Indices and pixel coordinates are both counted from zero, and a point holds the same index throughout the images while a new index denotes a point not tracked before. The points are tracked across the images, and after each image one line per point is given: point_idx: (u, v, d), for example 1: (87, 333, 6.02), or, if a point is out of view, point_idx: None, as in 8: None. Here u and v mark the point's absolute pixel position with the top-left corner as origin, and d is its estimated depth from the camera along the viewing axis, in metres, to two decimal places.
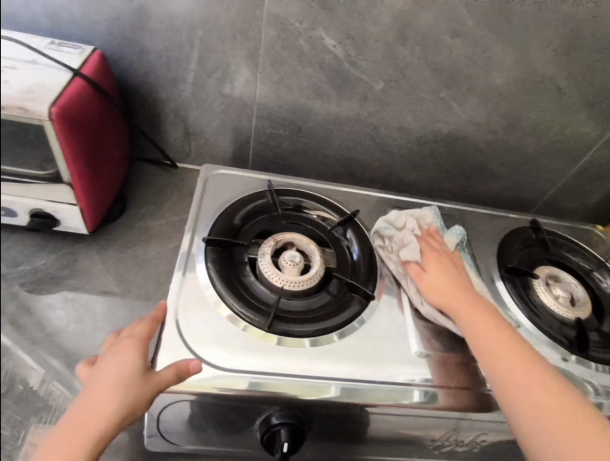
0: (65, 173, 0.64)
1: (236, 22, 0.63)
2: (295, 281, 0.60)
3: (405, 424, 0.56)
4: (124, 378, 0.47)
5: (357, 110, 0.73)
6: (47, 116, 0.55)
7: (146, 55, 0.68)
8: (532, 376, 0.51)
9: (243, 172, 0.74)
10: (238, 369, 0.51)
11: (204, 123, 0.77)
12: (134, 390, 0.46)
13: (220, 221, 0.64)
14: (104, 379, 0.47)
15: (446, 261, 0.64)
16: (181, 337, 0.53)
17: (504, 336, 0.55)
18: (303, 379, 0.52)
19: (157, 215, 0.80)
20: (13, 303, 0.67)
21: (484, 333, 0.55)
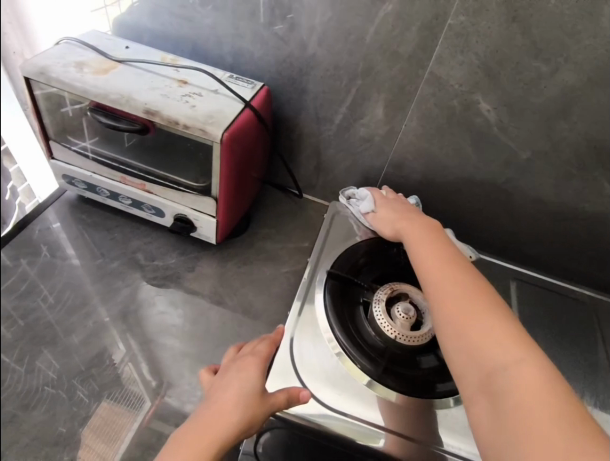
0: (214, 188, 0.71)
1: (396, 78, 0.67)
2: (404, 334, 0.59)
3: None
4: (247, 392, 0.49)
5: (494, 174, 0.72)
6: (218, 140, 0.63)
7: (304, 96, 0.75)
8: (500, 337, 0.47)
9: None
10: (340, 408, 0.53)
11: (337, 162, 0.82)
12: (255, 406, 0.48)
13: (341, 259, 0.68)
14: (227, 390, 0.50)
15: (405, 219, 0.66)
16: (292, 362, 0.57)
17: (473, 296, 0.51)
18: (402, 438, 0.52)
19: (274, 239, 0.84)
20: (144, 292, 0.75)
21: (444, 289, 0.53)
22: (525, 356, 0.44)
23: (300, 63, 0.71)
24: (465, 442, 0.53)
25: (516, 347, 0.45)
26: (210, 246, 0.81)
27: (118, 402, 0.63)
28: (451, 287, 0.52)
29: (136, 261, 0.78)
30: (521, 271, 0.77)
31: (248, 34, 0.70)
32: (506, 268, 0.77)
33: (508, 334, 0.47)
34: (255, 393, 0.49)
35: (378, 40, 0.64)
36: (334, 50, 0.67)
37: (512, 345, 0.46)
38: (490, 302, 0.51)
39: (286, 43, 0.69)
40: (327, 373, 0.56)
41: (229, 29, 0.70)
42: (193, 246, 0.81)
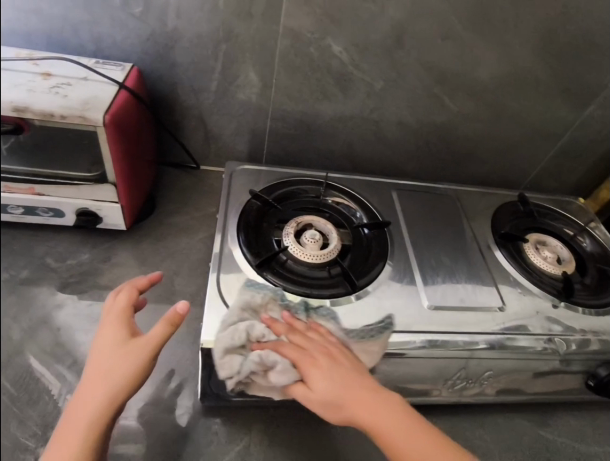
0: (110, 174, 0.72)
1: (256, 36, 0.73)
2: (316, 253, 0.68)
3: (425, 369, 0.62)
4: (118, 347, 0.53)
5: (359, 107, 0.83)
6: (99, 121, 0.64)
7: (175, 68, 0.77)
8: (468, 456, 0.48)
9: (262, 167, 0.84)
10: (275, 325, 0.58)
11: (223, 127, 0.87)
12: (129, 353, 0.53)
13: (248, 206, 0.74)
14: (108, 352, 0.53)
15: (313, 364, 0.53)
16: (221, 296, 0.60)
17: (399, 427, 0.49)
18: (332, 332, 0.59)
19: (182, 211, 0.88)
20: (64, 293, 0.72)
21: (371, 412, 0.50)
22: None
23: (162, 37, 0.73)
24: (377, 319, 0.62)
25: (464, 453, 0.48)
26: (121, 234, 0.82)
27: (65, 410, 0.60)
28: (365, 404, 0.50)
29: (46, 265, 0.75)
30: (400, 183, 0.89)
31: (101, 15, 0.70)
32: (389, 183, 0.88)
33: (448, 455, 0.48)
34: (126, 345, 0.54)
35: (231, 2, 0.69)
36: (192, 19, 0.71)
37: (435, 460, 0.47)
38: (404, 409, 0.51)
39: (143, 18, 0.70)
40: None
41: (79, 11, 0.69)
42: (103, 237, 0.80)
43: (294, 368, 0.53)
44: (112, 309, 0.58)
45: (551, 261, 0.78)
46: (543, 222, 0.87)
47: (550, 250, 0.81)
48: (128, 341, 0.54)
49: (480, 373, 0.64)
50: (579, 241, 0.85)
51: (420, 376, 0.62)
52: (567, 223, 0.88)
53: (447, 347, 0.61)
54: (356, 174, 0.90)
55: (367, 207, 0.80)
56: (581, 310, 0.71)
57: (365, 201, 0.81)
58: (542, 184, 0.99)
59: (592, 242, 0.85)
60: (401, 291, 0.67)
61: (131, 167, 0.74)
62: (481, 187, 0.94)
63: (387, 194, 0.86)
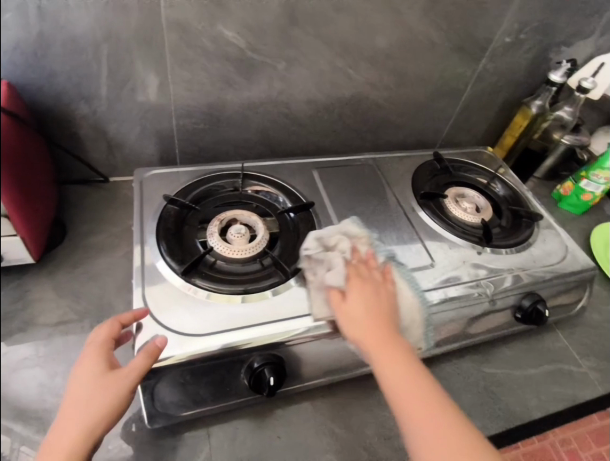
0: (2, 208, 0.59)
1: (142, 27, 0.67)
2: (245, 248, 0.66)
3: None
4: (95, 383, 0.50)
5: (266, 92, 0.81)
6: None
7: (59, 75, 0.69)
8: (399, 396, 0.50)
9: (174, 169, 0.79)
10: (212, 334, 0.56)
11: (125, 131, 0.80)
12: (111, 392, 0.49)
13: (165, 215, 0.70)
14: (88, 391, 0.49)
15: (359, 281, 0.59)
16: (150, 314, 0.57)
17: (400, 364, 0.52)
18: (272, 326, 0.58)
19: (99, 230, 0.82)
20: None
21: (382, 341, 0.54)
22: (426, 400, 0.49)
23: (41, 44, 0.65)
24: None
25: (419, 385, 0.50)
26: (29, 268, 0.73)
27: None
28: (373, 327, 0.55)
29: None
30: (319, 160, 0.88)
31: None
32: (308, 161, 0.87)
33: (434, 397, 0.49)
34: (105, 381, 0.50)
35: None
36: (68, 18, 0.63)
37: (425, 404, 0.49)
38: (396, 342, 0.54)
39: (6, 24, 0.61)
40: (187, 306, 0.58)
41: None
42: (9, 275, 0.71)
43: (360, 291, 0.58)
44: (90, 345, 0.53)
45: (471, 211, 0.82)
46: (459, 176, 0.91)
47: (468, 201, 0.85)
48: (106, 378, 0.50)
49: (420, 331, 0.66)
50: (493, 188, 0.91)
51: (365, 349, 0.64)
52: (480, 173, 0.93)
53: None
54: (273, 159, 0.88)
55: (288, 191, 0.78)
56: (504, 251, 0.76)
57: (287, 185, 0.80)
58: (455, 139, 1.04)
59: (503, 187, 0.91)
60: None
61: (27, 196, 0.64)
62: (396, 151, 0.96)
63: (308, 172, 0.85)
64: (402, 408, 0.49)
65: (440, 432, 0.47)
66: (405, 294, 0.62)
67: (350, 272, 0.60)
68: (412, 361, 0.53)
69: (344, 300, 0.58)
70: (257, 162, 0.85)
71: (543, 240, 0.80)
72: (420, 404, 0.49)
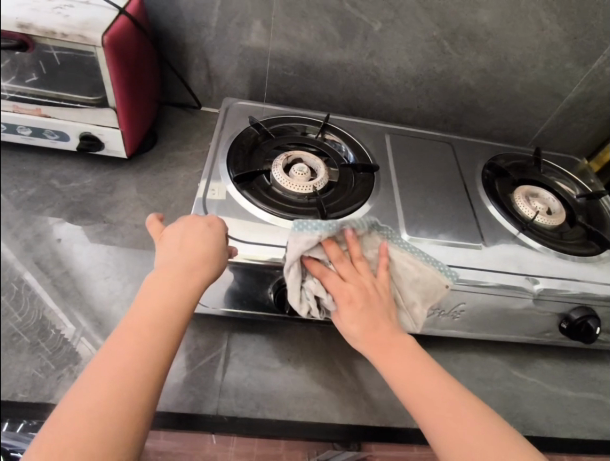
0: (111, 98, 0.67)
1: (497, 22, 0.72)
2: (540, 212, 0.69)
3: None
4: (371, 306, 0.49)
5: (450, 220, 0.63)
6: (101, 45, 0.59)
7: (385, 65, 0.79)
8: (416, 379, 0.44)
9: (506, 146, 0.81)
10: (405, 207, 0.63)
11: (457, 50, 0.76)
12: (365, 282, 0.49)
13: (500, 158, 0.76)
14: (356, 281, 0.49)
15: (361, 287, 0.49)
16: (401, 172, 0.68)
17: (388, 341, 0.47)
18: (480, 253, 0.60)
19: (401, 115, 0.87)
20: (284, 114, 0.75)
21: (378, 342, 0.47)
22: (411, 351, 0.47)
23: (378, 44, 0.76)
24: (519, 270, 0.59)
25: (418, 358, 0.46)
26: (349, 97, 0.84)
27: (113, 263, 0.66)
28: (375, 328, 0.48)
29: (289, 104, 0.86)
30: None
31: (316, 43, 0.76)
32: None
33: (435, 375, 0.45)
34: (178, 224, 0.50)
35: (465, 23, 0.72)
36: (416, 36, 0.74)
37: (446, 387, 0.43)
38: (379, 319, 0.48)
39: (367, 23, 0.73)
40: (448, 195, 0.67)
41: (293, 33, 0.75)
42: (288, 112, 0.75)
43: (340, 286, 0.49)
44: (353, 286, 0.49)
45: (561, 245, 0.64)
46: (598, 230, 0.68)
47: (568, 242, 0.66)
48: (199, 230, 0.49)
49: (450, 303, 0.58)
50: None
51: None
52: None
53: (479, 280, 0.57)
54: (571, 179, 0.77)
55: (600, 206, 0.73)
56: (573, 292, 0.58)
57: (601, 201, 0.73)
58: None
59: None
60: (572, 271, 0.61)
61: (133, 94, 0.69)
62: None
63: (599, 216, 0.71)
64: (400, 378, 0.44)
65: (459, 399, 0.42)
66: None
67: (338, 265, 0.50)
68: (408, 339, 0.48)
69: (349, 311, 0.48)
70: (570, 174, 0.78)
71: (587, 406, 0.61)
72: (439, 390, 0.43)
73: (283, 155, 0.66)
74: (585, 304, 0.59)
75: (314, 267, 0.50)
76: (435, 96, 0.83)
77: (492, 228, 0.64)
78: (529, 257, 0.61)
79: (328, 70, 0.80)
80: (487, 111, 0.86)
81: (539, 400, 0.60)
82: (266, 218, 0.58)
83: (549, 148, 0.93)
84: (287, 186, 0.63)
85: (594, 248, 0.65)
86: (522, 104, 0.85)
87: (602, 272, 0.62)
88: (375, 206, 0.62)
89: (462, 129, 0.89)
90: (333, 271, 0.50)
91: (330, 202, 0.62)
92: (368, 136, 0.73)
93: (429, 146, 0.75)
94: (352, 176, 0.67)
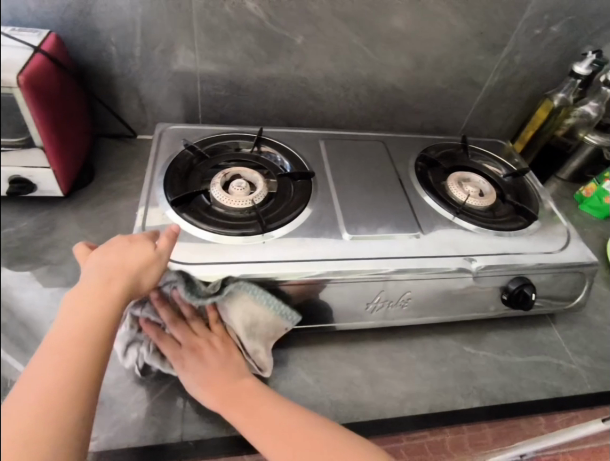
0: (38, 139, 0.64)
1: (410, 25, 0.77)
2: (472, 195, 0.73)
3: (359, 285, 0.59)
4: (229, 373, 0.54)
5: (388, 214, 0.66)
6: (18, 87, 0.56)
7: (313, 75, 0.82)
8: (277, 434, 0.48)
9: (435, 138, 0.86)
10: (344, 208, 0.66)
11: (378, 54, 0.80)
12: (199, 341, 0.56)
13: (431, 149, 0.80)
14: (192, 364, 0.54)
15: (199, 351, 0.55)
16: (338, 175, 0.71)
17: (248, 402, 0.51)
18: (419, 241, 0.63)
19: (335, 120, 0.90)
20: (219, 132, 0.77)
21: (247, 416, 0.50)
22: (267, 402, 0.51)
23: (303, 57, 0.79)
24: (456, 253, 0.63)
25: (282, 422, 0.49)
26: (282, 109, 0.86)
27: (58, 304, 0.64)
28: (224, 386, 0.53)
29: (225, 122, 0.87)
30: (546, 195, 0.78)
31: (242, 61, 0.78)
32: (534, 184, 0.80)
33: (301, 419, 0.50)
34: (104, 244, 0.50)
35: (381, 29, 0.77)
36: (337, 45, 0.78)
37: (315, 436, 0.48)
38: (238, 394, 0.52)
39: (289, 37, 0.75)
40: (385, 191, 0.70)
41: (219, 54, 0.76)
42: (223, 130, 0.77)
43: (167, 341, 0.55)
44: (187, 347, 0.55)
45: (493, 223, 0.69)
46: (525, 205, 0.73)
47: (500, 219, 0.70)
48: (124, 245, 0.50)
49: (397, 293, 0.60)
50: (550, 238, 0.69)
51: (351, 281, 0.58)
52: (551, 232, 0.70)
53: (420, 267, 0.60)
54: (498, 161, 0.82)
55: (525, 183, 0.78)
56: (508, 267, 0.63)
57: (525, 179, 0.79)
58: None
59: (551, 237, 0.69)
60: (504, 247, 0.65)
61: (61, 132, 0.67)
62: (538, 186, 0.79)
63: (526, 192, 0.77)
64: (262, 432, 0.49)
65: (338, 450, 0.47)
66: (552, 289, 0.67)
67: (163, 336, 0.55)
68: (267, 393, 0.53)
69: (184, 369, 0.54)
70: (496, 157, 0.83)
71: (536, 370, 0.65)
72: (307, 435, 0.48)
73: (221, 174, 0.68)
74: (522, 275, 0.63)
75: (149, 331, 0.55)
76: (365, 99, 0.87)
77: (430, 217, 0.67)
78: (465, 238, 0.65)
79: (259, 85, 0.82)
80: (415, 107, 0.91)
81: (493, 372, 0.63)
82: (209, 237, 0.58)
83: (478, 134, 0.99)
84: (228, 203, 0.64)
85: (523, 222, 0.70)
86: (446, 97, 0.90)
87: (532, 244, 0.67)
88: (316, 211, 0.64)
89: (395, 127, 0.94)
90: (169, 334, 0.56)
91: (271, 213, 0.63)
92: (303, 144, 0.76)
93: (362, 147, 0.78)
94: (290, 185, 0.68)
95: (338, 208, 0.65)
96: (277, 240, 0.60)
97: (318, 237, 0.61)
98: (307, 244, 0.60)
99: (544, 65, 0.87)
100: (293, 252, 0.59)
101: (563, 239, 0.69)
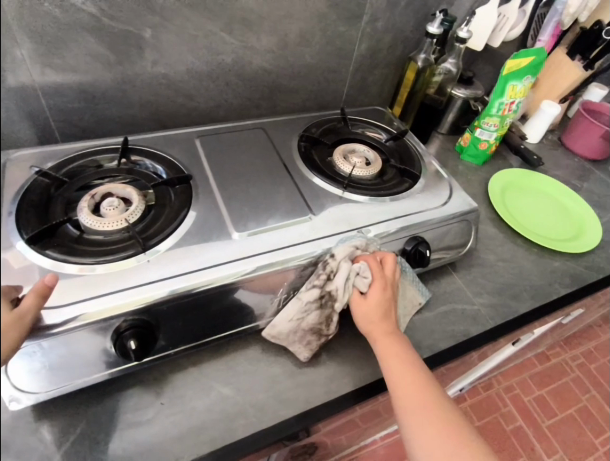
0: None
1: (264, 5, 0.74)
2: (358, 165, 0.74)
3: (260, 282, 0.57)
4: (386, 327, 0.58)
5: (277, 203, 0.64)
6: None
7: (176, 70, 0.76)
8: (410, 387, 0.54)
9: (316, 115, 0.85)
10: (230, 206, 0.63)
11: (238, 38, 0.76)
12: (382, 287, 0.59)
13: (312, 127, 0.80)
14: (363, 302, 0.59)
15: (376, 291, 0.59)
16: (221, 171, 0.68)
17: (386, 337, 0.58)
18: (312, 223, 0.62)
19: (212, 113, 0.86)
20: (80, 148, 0.68)
21: (385, 346, 0.57)
22: (416, 377, 0.55)
23: (158, 52, 0.72)
24: (350, 227, 0.63)
25: (423, 387, 0.54)
26: (152, 111, 0.80)
27: None
28: (380, 321, 0.58)
29: (90, 135, 0.78)
30: (426, 152, 0.81)
31: (88, 66, 0.69)
32: (414, 143, 0.83)
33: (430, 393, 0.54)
34: None
35: (235, 12, 0.73)
36: (192, 34, 0.72)
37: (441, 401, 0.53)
38: (389, 318, 0.59)
39: (136, 32, 0.68)
40: (272, 179, 0.68)
41: (57, 61, 0.67)
42: (83, 146, 0.68)
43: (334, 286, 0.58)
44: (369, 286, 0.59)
45: (381, 190, 0.70)
46: (408, 166, 0.76)
47: (387, 184, 0.72)
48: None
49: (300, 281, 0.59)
50: (434, 193, 0.72)
51: (250, 280, 0.56)
52: (434, 187, 0.73)
53: (317, 249, 0.59)
54: (378, 128, 0.84)
55: (406, 145, 0.81)
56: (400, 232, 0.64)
57: (405, 141, 0.82)
58: (521, 197, 0.93)
59: (435, 192, 0.72)
60: (394, 211, 0.67)
61: None
62: (418, 144, 0.83)
63: (408, 153, 0.80)
64: (399, 382, 0.54)
65: (434, 412, 0.52)
66: (444, 241, 0.71)
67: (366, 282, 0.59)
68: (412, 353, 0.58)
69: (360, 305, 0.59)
70: (377, 124, 0.85)
71: (443, 319, 0.69)
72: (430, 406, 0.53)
73: (86, 196, 0.60)
74: (414, 235, 0.66)
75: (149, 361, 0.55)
76: (238, 87, 0.84)
77: (319, 196, 0.67)
78: (357, 210, 0.66)
79: (116, 90, 0.74)
80: (292, 87, 0.89)
81: (405, 332, 0.66)
82: (83, 270, 0.52)
83: (359, 104, 1.01)
84: (100, 227, 0.57)
85: (408, 183, 0.73)
86: (320, 73, 0.89)
87: (419, 202, 0.70)
88: (201, 215, 0.61)
89: (276, 110, 0.92)
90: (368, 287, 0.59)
91: (152, 228, 0.58)
92: (178, 146, 0.71)
93: (242, 137, 0.75)
94: (170, 192, 0.64)
95: (225, 207, 0.62)
96: (163, 255, 0.55)
97: (207, 243, 0.58)
98: (196, 252, 0.56)
99: (402, 28, 0.90)
100: (182, 265, 0.54)
101: (445, 191, 0.73)
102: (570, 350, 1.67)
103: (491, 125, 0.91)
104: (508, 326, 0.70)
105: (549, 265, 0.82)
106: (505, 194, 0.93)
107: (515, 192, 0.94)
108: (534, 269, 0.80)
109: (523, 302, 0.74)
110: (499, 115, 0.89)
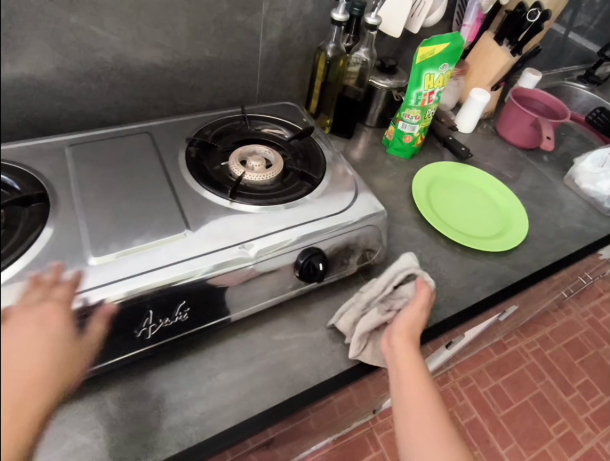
0: None
1: None
2: (253, 170, 0.67)
3: (121, 312, 0.50)
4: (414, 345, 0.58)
5: (149, 219, 0.57)
6: None
7: (42, 70, 0.66)
8: (407, 388, 0.56)
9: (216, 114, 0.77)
10: (93, 224, 0.55)
11: (113, 31, 0.68)
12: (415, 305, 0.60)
13: (208, 129, 0.72)
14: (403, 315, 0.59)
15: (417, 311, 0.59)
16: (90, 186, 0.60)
17: (415, 369, 0.57)
18: (188, 240, 0.56)
19: (102, 116, 0.77)
20: None
21: (407, 375, 0.56)
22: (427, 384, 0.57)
23: None
24: (233, 242, 0.57)
25: (430, 396, 0.56)
26: (23, 118, 0.69)
27: None
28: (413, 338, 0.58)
29: None
30: (335, 150, 0.75)
31: None
32: (324, 141, 0.76)
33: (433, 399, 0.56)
34: None
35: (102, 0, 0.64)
36: (54, 30, 0.63)
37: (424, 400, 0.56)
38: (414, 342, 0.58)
39: None
40: (150, 191, 0.61)
41: None
42: None
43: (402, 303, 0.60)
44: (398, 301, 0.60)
45: (275, 196, 0.64)
46: (311, 167, 0.70)
47: (284, 189, 0.66)
48: None
49: (173, 307, 0.53)
50: (337, 196, 0.66)
51: (107, 313, 0.49)
52: (338, 189, 0.68)
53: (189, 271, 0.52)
54: (286, 126, 0.77)
55: (313, 143, 0.74)
56: (291, 243, 0.58)
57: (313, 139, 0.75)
58: (448, 192, 0.88)
59: (339, 195, 0.67)
60: (288, 220, 0.61)
61: None
62: (329, 142, 0.76)
63: (314, 152, 0.73)
64: (410, 393, 0.56)
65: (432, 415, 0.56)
66: (349, 248, 0.65)
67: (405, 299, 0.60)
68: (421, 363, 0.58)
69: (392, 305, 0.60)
70: (284, 121, 0.78)
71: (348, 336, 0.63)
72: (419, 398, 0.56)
73: None
74: (309, 247, 0.59)
75: None
76: (127, 86, 0.75)
77: (201, 208, 0.60)
78: (244, 222, 0.59)
79: None
80: (192, 84, 0.81)
81: (304, 353, 0.60)
82: None
83: (276, 98, 0.94)
84: None
85: (309, 187, 0.67)
86: (223, 67, 0.82)
87: (318, 208, 0.64)
88: (57, 236, 0.53)
89: (179, 109, 0.83)
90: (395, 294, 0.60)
91: None
92: (44, 159, 0.62)
93: (124, 144, 0.67)
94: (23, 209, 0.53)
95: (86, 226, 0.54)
96: None
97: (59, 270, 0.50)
98: None
99: (310, 14, 0.82)
100: None
101: (350, 193, 0.67)
102: (527, 338, 1.66)
103: (412, 116, 0.85)
104: (420, 337, 0.65)
105: (471, 265, 0.77)
106: (431, 190, 0.87)
107: (442, 186, 0.89)
108: (455, 271, 0.76)
109: (439, 309, 0.69)
110: (418, 106, 0.83)
